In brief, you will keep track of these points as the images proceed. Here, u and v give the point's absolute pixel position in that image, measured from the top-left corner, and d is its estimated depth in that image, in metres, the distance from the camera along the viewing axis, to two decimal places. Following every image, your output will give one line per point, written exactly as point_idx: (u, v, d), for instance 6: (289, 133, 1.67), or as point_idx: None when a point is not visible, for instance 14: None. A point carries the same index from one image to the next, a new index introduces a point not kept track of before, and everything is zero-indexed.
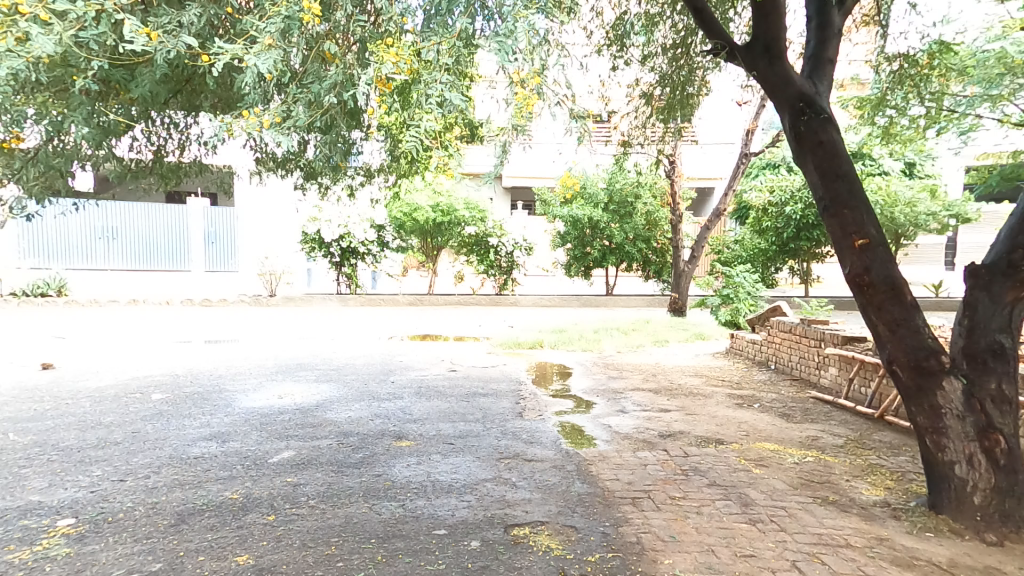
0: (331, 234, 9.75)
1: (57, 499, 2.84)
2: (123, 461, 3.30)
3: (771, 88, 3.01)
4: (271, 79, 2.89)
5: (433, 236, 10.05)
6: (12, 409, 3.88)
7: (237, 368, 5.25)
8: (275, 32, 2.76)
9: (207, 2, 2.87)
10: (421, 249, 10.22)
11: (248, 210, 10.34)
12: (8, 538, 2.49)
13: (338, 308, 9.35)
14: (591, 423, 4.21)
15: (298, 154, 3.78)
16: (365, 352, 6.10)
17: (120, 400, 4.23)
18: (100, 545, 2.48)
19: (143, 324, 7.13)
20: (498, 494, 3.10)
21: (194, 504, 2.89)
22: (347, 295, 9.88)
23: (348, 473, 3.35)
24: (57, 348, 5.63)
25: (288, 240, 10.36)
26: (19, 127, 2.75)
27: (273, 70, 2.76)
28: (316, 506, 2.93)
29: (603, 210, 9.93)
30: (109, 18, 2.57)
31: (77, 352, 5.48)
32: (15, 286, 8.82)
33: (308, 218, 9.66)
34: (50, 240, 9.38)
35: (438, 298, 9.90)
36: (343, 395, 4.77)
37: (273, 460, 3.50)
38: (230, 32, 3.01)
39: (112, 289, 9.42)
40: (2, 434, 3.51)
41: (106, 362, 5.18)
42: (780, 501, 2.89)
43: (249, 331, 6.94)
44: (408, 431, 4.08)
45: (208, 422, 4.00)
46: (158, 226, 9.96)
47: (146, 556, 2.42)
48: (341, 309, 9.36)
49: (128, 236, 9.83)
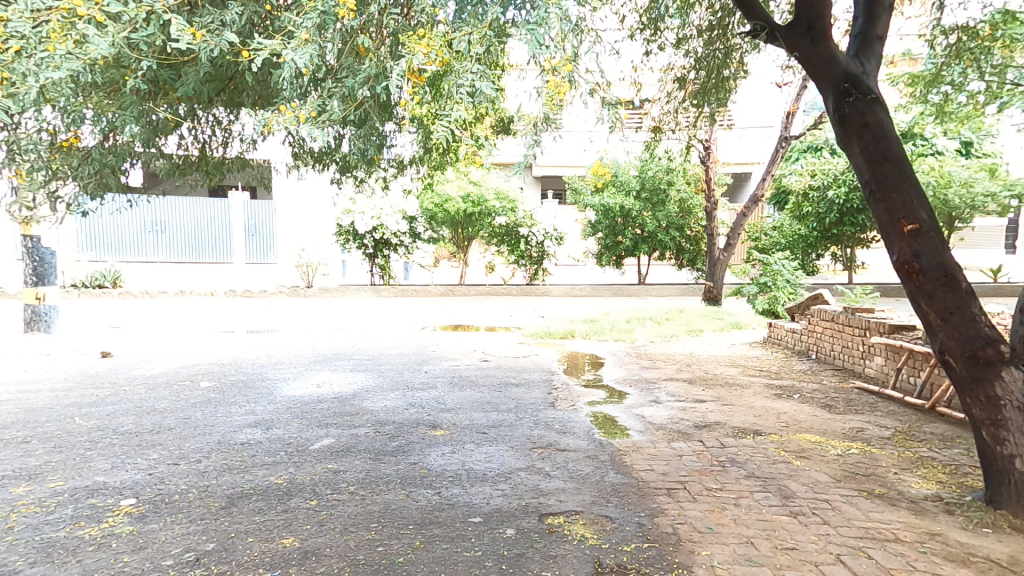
0: (364, 226, 9.89)
1: (120, 480, 3.02)
2: (176, 445, 3.48)
3: (812, 68, 2.89)
4: (308, 74, 2.94)
5: (464, 227, 10.11)
6: (77, 395, 4.14)
7: (279, 357, 5.44)
8: (311, 27, 2.79)
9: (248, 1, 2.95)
10: (452, 240, 10.29)
11: (285, 204, 10.60)
12: (78, 515, 2.67)
13: (372, 299, 9.53)
14: (624, 413, 4.19)
15: (334, 148, 3.84)
16: (399, 342, 6.22)
17: (172, 387, 4.44)
18: (159, 525, 2.63)
19: (189, 315, 7.45)
20: (532, 483, 3.13)
21: (242, 488, 3.03)
22: (381, 285, 10.06)
23: (385, 461, 3.44)
24: (113, 337, 5.94)
25: (322, 233, 10.58)
26: (77, 126, 2.90)
27: (309, 65, 2.81)
28: (355, 492, 3.03)
29: (635, 198, 9.77)
30: (158, 20, 2.67)
31: (134, 341, 5.79)
32: (76, 277, 9.17)
33: (342, 210, 9.85)
34: (104, 234, 9.96)
35: (470, 289, 9.97)
36: (378, 385, 4.88)
37: (315, 447, 3.62)
38: (269, 29, 3.07)
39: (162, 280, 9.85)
40: (68, 418, 3.74)
41: (159, 351, 5.46)
42: (823, 494, 2.81)
43: (288, 322, 7.16)
44: (443, 420, 4.15)
45: (253, 410, 4.17)
46: (202, 218, 10.43)
47: (200, 536, 2.55)
48: (375, 300, 9.54)
49: (174, 229, 10.34)
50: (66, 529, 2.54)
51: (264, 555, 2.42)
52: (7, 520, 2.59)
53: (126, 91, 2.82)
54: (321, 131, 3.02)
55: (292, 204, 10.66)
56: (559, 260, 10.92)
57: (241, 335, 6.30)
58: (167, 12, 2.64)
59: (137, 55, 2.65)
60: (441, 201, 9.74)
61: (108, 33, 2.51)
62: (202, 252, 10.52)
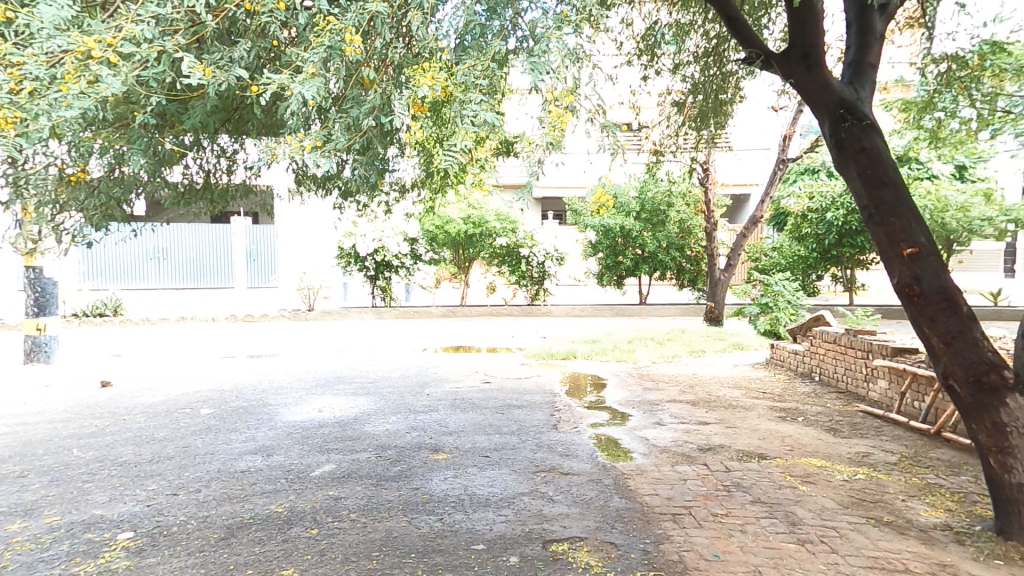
0: (366, 248, 9.89)
1: (117, 512, 3.00)
2: (176, 475, 3.46)
3: (808, 95, 2.93)
4: (313, 104, 2.99)
5: (465, 248, 10.19)
6: (76, 426, 4.11)
7: (280, 382, 5.42)
8: (318, 61, 2.85)
9: (255, 37, 3.02)
10: (453, 261, 10.34)
11: (287, 228, 10.66)
12: (74, 551, 2.64)
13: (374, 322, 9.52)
14: (628, 436, 4.16)
15: (336, 175, 3.88)
16: (401, 364, 6.20)
17: (172, 415, 4.42)
18: (157, 558, 2.60)
19: (189, 341, 7.46)
20: (535, 509, 3.09)
21: (242, 518, 3.00)
22: (382, 307, 10.05)
23: (387, 487, 3.41)
24: (113, 365, 5.94)
25: (322, 255, 10.57)
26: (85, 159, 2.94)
27: (316, 98, 2.86)
28: (356, 519, 3.00)
29: (635, 218, 9.84)
30: (169, 58, 2.73)
31: (134, 369, 5.78)
32: (77, 307, 9.06)
33: (344, 232, 9.89)
34: (107, 263, 10.08)
35: (471, 310, 9.96)
36: (380, 408, 4.86)
37: (316, 473, 3.59)
38: (275, 63, 3.13)
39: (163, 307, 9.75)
40: (66, 449, 3.71)
41: (159, 378, 5.44)
42: (830, 521, 2.78)
43: (289, 345, 7.15)
44: (445, 444, 4.12)
45: (253, 436, 4.14)
46: (204, 245, 10.58)
47: (199, 569, 2.52)
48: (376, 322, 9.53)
49: (176, 257, 10.47)
50: (62, 566, 2.51)
51: None
52: (4, 558, 2.56)
53: (135, 125, 2.87)
54: (327, 160, 3.06)
55: (291, 228, 10.69)
56: (560, 280, 10.96)
57: (241, 360, 6.28)
58: (177, 50, 2.72)
59: (146, 92, 2.71)
60: (443, 222, 9.80)
61: (120, 72, 2.57)
62: (204, 277, 10.67)
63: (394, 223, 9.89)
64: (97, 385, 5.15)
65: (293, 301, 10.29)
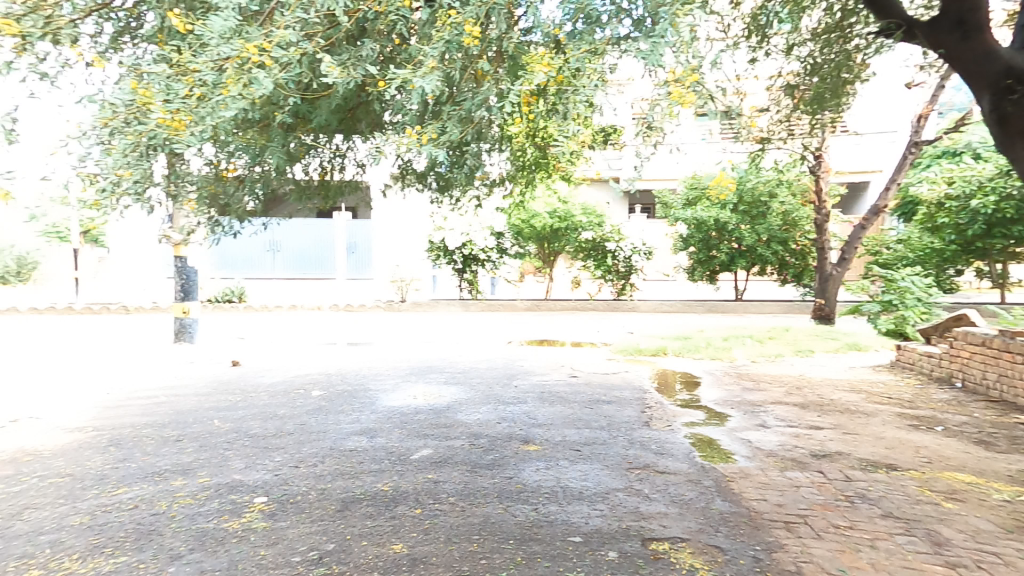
0: (455, 242, 10.39)
1: (253, 479, 3.30)
2: (296, 450, 3.75)
3: (968, 65, 2.84)
4: (431, 98, 3.12)
5: (550, 242, 10.17)
6: (214, 400, 4.58)
7: (378, 369, 5.72)
8: (437, 55, 2.95)
9: (379, 36, 3.19)
10: (538, 255, 10.32)
11: (381, 223, 11.22)
12: (223, 508, 2.94)
13: (461, 314, 9.82)
14: (727, 437, 3.97)
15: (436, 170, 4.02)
16: (488, 356, 6.35)
17: (289, 394, 4.81)
18: (287, 522, 2.83)
19: (300, 327, 8.14)
20: (631, 505, 3.03)
21: (354, 493, 3.20)
22: (470, 300, 10.31)
23: (482, 474, 3.49)
24: (241, 347, 6.59)
25: (410, 249, 11.05)
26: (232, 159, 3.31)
27: (435, 91, 2.98)
28: (455, 503, 3.09)
29: (732, 210, 9.40)
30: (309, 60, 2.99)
31: (257, 352, 6.34)
32: (209, 295, 10.25)
33: (434, 228, 10.36)
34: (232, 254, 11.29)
35: (556, 304, 9.99)
36: (470, 397, 4.99)
37: (415, 457, 3.75)
38: (396, 60, 3.27)
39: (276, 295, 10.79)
40: (210, 420, 4.15)
41: (278, 360, 5.95)
42: (987, 545, 2.49)
43: (382, 335, 7.55)
44: (535, 435, 4.16)
45: (358, 418, 4.41)
46: (310, 238, 11.27)
47: (322, 536, 2.71)
48: (463, 314, 9.81)
49: (286, 249, 11.27)
50: (212, 521, 2.80)
51: (377, 558, 2.53)
52: (171, 509, 2.90)
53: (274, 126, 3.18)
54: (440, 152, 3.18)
55: (387, 220, 11.18)
56: (648, 275, 10.73)
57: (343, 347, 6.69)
58: (316, 52, 2.99)
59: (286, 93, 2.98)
60: (528, 217, 9.93)
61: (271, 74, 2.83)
62: (310, 268, 11.28)
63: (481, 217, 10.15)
64: (228, 364, 5.71)
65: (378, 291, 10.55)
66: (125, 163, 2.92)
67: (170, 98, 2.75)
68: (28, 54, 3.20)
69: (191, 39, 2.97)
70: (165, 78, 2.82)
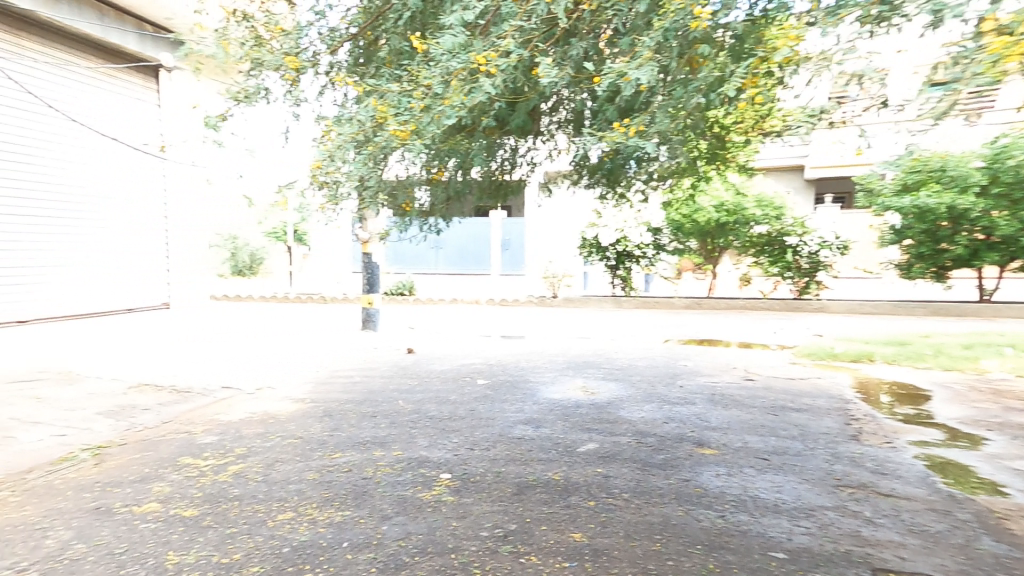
0: (608, 238, 10.21)
1: (438, 456, 3.49)
2: (469, 433, 3.92)
3: None
4: (644, 89, 3.11)
5: (715, 237, 9.55)
6: (398, 381, 5.07)
7: (534, 361, 5.85)
8: (655, 45, 2.89)
9: (587, 35, 3.24)
10: (700, 251, 9.79)
11: (539, 226, 11.93)
12: (416, 480, 3.12)
13: (614, 310, 9.62)
14: (986, 463, 3.26)
15: (618, 170, 3.97)
16: (647, 353, 6.14)
17: (458, 381, 5.14)
18: (472, 499, 2.91)
19: (461, 320, 8.61)
20: (849, 528, 2.60)
21: (527, 478, 3.20)
22: (622, 297, 10.10)
23: (655, 473, 3.28)
24: (413, 336, 7.26)
25: (564, 245, 11.63)
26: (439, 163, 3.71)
27: (650, 82, 2.96)
28: (631, 500, 2.92)
29: (986, 195, 7.95)
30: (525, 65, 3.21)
31: (425, 341, 6.94)
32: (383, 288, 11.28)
33: (588, 224, 10.27)
34: (405, 252, 12.81)
35: (720, 303, 9.36)
36: (632, 395, 4.83)
37: (582, 449, 3.68)
38: (603, 57, 3.30)
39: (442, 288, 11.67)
40: (397, 399, 4.58)
41: (446, 350, 6.40)
42: None
43: (533, 329, 7.75)
44: (710, 439, 3.84)
45: (522, 408, 4.50)
46: (472, 237, 12.35)
47: (503, 515, 2.74)
48: (617, 311, 9.64)
49: (451, 247, 12.46)
50: (410, 490, 2.98)
51: (559, 545, 2.47)
52: (377, 475, 3.15)
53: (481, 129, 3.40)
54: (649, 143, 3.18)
55: (545, 217, 11.88)
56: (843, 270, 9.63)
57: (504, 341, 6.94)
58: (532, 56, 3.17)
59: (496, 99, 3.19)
60: (691, 210, 9.38)
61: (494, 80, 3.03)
62: (471, 264, 12.40)
63: (639, 211, 9.85)
64: (403, 352, 6.29)
65: (535, 287, 11.30)
66: (360, 171, 3.45)
67: (400, 111, 3.16)
68: (297, 86, 3.86)
69: (420, 57, 3.32)
70: (398, 93, 3.23)
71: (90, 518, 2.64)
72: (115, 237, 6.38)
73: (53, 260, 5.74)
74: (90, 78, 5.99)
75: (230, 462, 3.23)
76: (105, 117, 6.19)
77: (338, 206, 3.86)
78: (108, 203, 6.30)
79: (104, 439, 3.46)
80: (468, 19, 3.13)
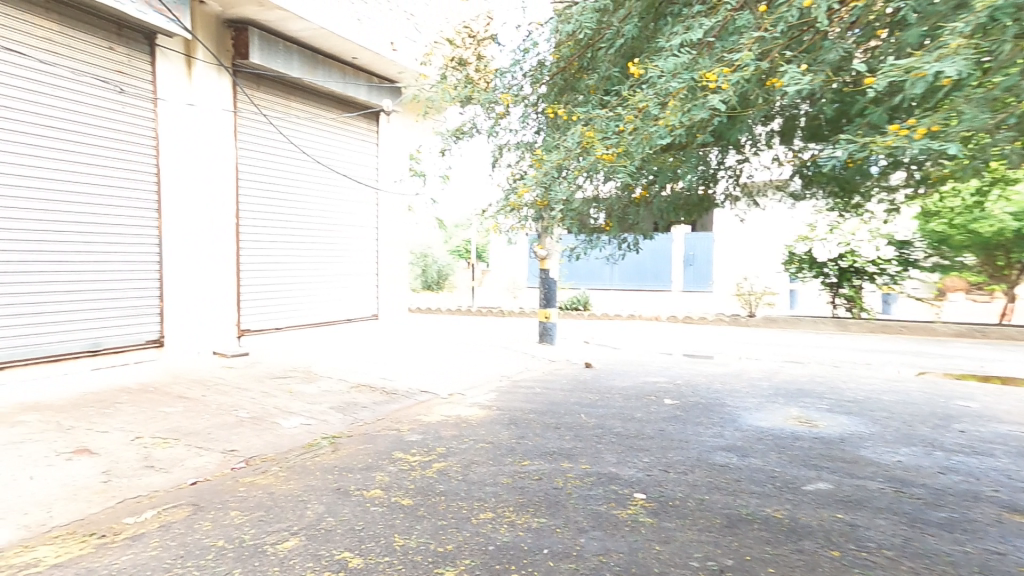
0: (825, 253, 9.65)
1: (629, 474, 3.36)
2: (661, 454, 3.71)
3: None
4: (945, 85, 2.46)
5: (1006, 251, 8.24)
6: (579, 395, 5.16)
7: (733, 386, 5.47)
8: (970, 29, 2.35)
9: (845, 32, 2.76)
10: (979, 267, 8.65)
11: (723, 238, 12.60)
12: (609, 496, 3.04)
13: (840, 334, 9.02)
14: None
15: (873, 176, 3.30)
16: (889, 389, 5.36)
17: (642, 399, 5.03)
18: (674, 525, 2.72)
19: (647, 338, 8.47)
20: None
21: (740, 511, 2.87)
22: (848, 319, 9.42)
23: (922, 530, 2.67)
24: (590, 350, 7.44)
25: (769, 262, 11.93)
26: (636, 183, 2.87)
27: (960, 74, 2.34)
28: (889, 557, 2.42)
29: None
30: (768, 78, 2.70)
31: (605, 357, 7.03)
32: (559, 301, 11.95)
33: (798, 238, 9.87)
34: (581, 269, 14.57)
35: (1013, 331, 8.20)
36: (878, 434, 4.12)
37: (810, 487, 3.18)
38: (877, 57, 2.83)
39: (626, 304, 12.72)
40: (579, 412, 4.63)
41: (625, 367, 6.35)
42: None
43: (729, 352, 7.32)
44: (1021, 504, 2.98)
45: (722, 433, 4.16)
46: (648, 255, 13.69)
47: (716, 548, 2.50)
48: (841, 335, 9.00)
49: (626, 263, 13.99)
50: (604, 505, 2.92)
51: None
52: (567, 487, 3.18)
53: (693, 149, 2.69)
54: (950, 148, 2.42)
55: (749, 233, 12.17)
56: None
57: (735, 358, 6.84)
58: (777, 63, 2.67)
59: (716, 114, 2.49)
60: (969, 219, 8.17)
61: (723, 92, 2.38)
62: (647, 279, 13.79)
63: (876, 223, 9.20)
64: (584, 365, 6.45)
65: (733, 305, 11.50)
66: (545, 195, 2.97)
67: (608, 135, 2.69)
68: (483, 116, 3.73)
69: (631, 84, 2.93)
70: (606, 118, 2.78)
71: (334, 497, 3.13)
72: (346, 258, 7.42)
73: (305, 280, 6.84)
74: (330, 126, 7.09)
75: (435, 459, 3.58)
76: (340, 158, 7.24)
77: (530, 230, 3.41)
78: (342, 230, 7.33)
79: (340, 429, 4.11)
80: (691, 41, 2.74)
